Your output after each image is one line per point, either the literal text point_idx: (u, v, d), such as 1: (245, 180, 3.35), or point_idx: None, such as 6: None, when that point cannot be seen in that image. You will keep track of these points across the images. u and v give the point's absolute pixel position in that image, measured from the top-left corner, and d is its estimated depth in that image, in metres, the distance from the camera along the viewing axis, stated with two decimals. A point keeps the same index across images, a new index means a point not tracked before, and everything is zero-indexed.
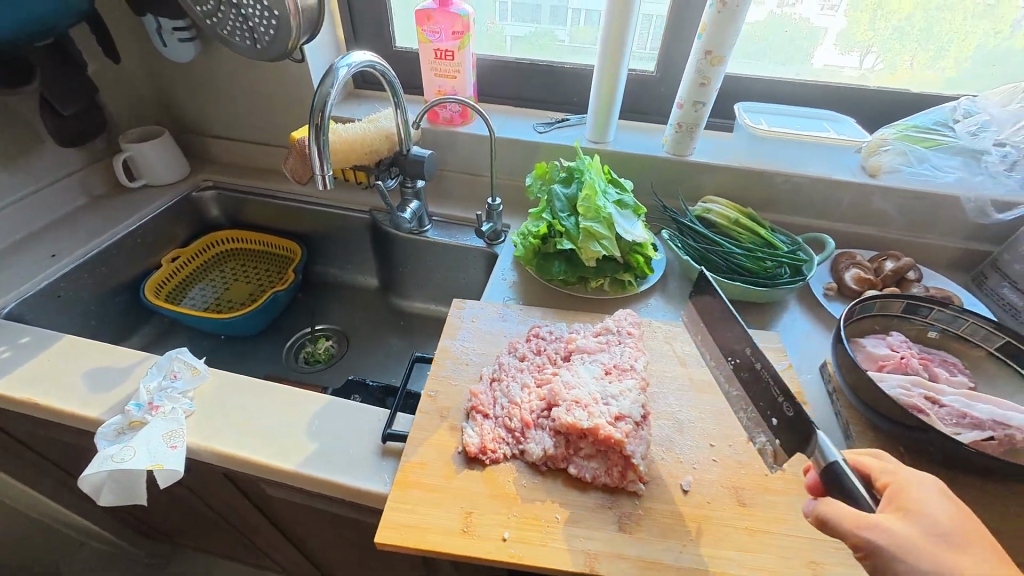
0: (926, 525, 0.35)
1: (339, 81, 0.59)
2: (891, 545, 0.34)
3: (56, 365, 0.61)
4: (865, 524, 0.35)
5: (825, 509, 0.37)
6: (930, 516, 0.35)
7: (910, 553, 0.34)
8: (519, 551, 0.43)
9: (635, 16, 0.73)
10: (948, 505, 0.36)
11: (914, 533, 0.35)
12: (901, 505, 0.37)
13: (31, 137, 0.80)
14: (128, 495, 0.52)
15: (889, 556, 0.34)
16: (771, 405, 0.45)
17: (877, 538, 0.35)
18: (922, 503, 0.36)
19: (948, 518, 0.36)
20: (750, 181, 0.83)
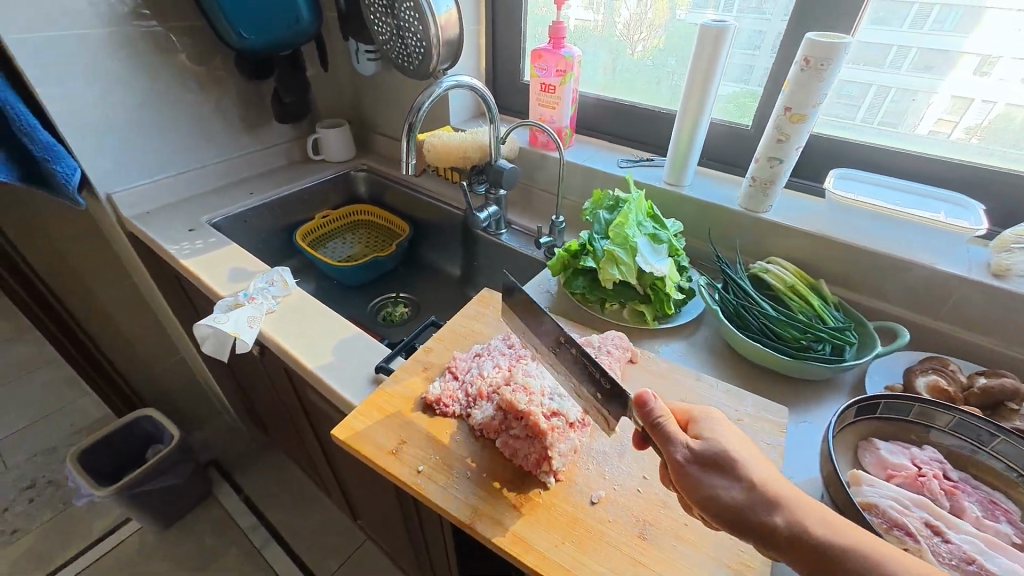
0: (719, 448, 0.42)
1: (437, 91, 0.78)
2: (691, 454, 0.42)
3: (220, 260, 0.89)
4: (676, 432, 0.43)
5: (658, 413, 0.43)
6: (726, 442, 0.42)
7: (702, 464, 0.41)
8: (424, 484, 0.51)
9: (722, 70, 0.76)
10: (734, 432, 0.44)
11: (711, 453, 0.42)
12: (700, 429, 0.44)
13: (265, 114, 1.17)
14: (218, 351, 0.74)
15: (688, 461, 0.42)
16: (590, 377, 0.49)
17: (682, 445, 0.42)
18: (715, 430, 0.44)
19: (736, 443, 0.43)
20: (831, 253, 0.75)
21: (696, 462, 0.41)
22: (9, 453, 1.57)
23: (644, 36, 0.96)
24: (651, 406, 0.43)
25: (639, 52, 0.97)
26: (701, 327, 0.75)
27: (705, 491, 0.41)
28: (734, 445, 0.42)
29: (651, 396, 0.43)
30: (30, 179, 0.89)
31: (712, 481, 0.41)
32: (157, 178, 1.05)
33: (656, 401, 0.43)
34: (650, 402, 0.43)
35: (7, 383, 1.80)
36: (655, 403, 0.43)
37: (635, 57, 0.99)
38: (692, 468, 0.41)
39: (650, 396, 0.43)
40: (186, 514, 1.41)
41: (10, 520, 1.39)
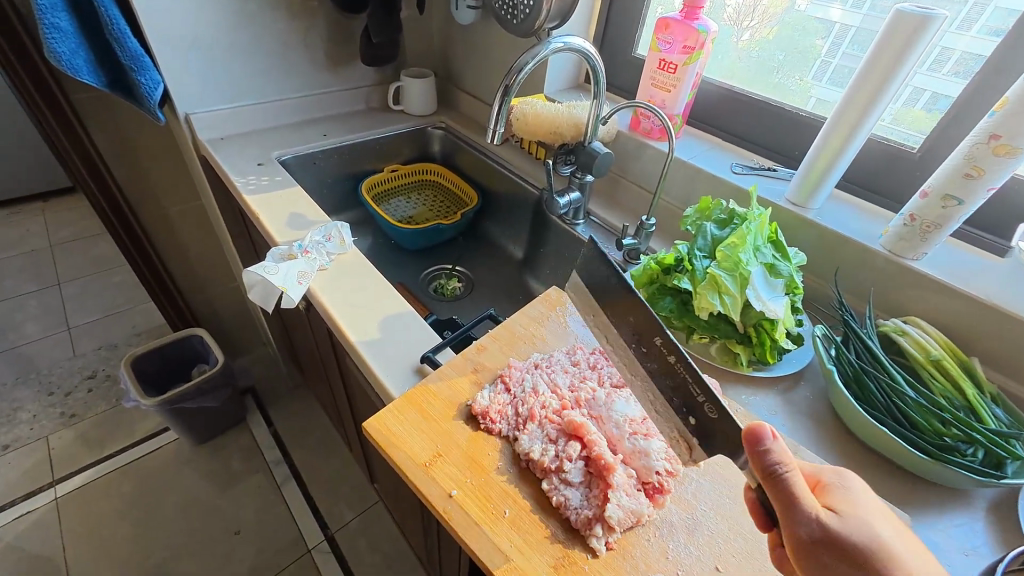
0: (853, 523, 0.37)
1: (543, 53, 0.67)
2: (823, 525, 0.36)
3: (284, 201, 0.85)
4: (807, 496, 0.37)
5: (778, 460, 0.36)
6: (870, 522, 0.37)
7: (832, 541, 0.36)
8: (453, 513, 0.44)
9: (904, 77, 0.60)
10: (879, 507, 0.39)
11: (846, 528, 0.37)
12: (836, 499, 0.39)
13: (352, 53, 1.11)
14: (263, 302, 0.69)
15: (818, 535, 0.36)
16: (686, 403, 0.43)
17: (813, 515, 0.36)
18: (855, 503, 0.38)
19: (863, 517, 0.38)
20: (996, 327, 0.59)
21: (823, 533, 0.36)
22: (78, 341, 1.69)
23: (754, 24, 0.84)
24: (770, 448, 0.36)
25: (744, 41, 0.86)
26: (802, 383, 0.62)
27: (823, 564, 0.36)
28: (885, 531, 0.37)
29: (769, 433, 0.36)
30: (117, 87, 0.89)
31: (837, 559, 0.36)
32: (236, 105, 1.02)
33: (776, 442, 0.36)
34: (768, 442, 0.36)
35: (86, 276, 1.93)
36: (776, 446, 0.36)
37: (740, 47, 0.87)
38: (820, 543, 0.36)
39: (768, 433, 0.36)
40: (220, 435, 1.46)
41: (70, 405, 1.50)
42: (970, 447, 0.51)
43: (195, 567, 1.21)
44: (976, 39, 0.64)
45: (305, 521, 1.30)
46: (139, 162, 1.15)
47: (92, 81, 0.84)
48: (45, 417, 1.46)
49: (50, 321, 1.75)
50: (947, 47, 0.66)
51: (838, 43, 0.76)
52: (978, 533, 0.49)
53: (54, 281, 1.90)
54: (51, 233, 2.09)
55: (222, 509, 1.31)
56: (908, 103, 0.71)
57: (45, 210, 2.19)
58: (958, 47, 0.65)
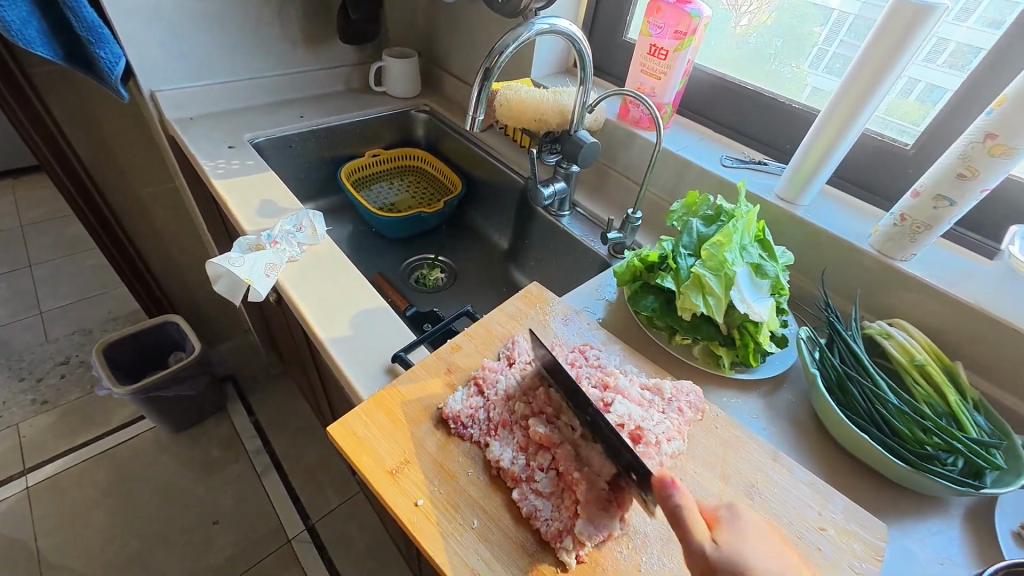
0: (742, 559, 0.34)
1: (526, 35, 0.63)
2: (710, 553, 0.35)
3: (255, 187, 0.81)
4: (697, 527, 0.35)
5: (680, 503, 0.36)
6: (753, 555, 0.35)
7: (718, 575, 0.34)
8: (419, 524, 0.42)
9: (900, 71, 0.58)
10: (771, 546, 0.36)
11: (731, 562, 0.34)
12: (727, 533, 0.36)
13: (330, 30, 1.05)
14: (230, 295, 0.66)
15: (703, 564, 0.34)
16: (628, 461, 0.42)
17: (700, 545, 0.35)
18: (742, 537, 0.36)
19: (764, 556, 0.35)
20: (981, 331, 0.58)
21: (711, 565, 0.34)
22: (50, 326, 1.64)
23: (754, 8, 0.81)
24: (671, 493, 0.36)
25: (743, 26, 0.82)
26: (785, 385, 0.61)
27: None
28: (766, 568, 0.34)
29: (674, 483, 0.36)
30: (75, 61, 0.83)
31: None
32: (206, 83, 0.96)
33: (678, 491, 0.36)
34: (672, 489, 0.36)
35: (58, 258, 1.86)
36: (679, 492, 0.36)
37: (738, 32, 0.83)
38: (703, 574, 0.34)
39: (669, 479, 0.36)
40: (198, 423, 1.43)
41: (42, 392, 1.46)
42: (951, 457, 0.50)
43: (172, 557, 1.19)
44: (972, 30, 0.61)
45: (285, 511, 1.29)
46: (105, 142, 1.10)
47: (46, 55, 0.78)
48: (15, 404, 1.42)
49: (20, 305, 1.69)
50: (944, 37, 0.63)
51: (837, 29, 0.73)
52: (954, 542, 0.49)
53: (25, 263, 1.83)
54: (21, 213, 2.01)
55: (199, 499, 1.29)
56: (901, 94, 0.69)
57: (15, 188, 2.11)
58: (955, 37, 0.63)
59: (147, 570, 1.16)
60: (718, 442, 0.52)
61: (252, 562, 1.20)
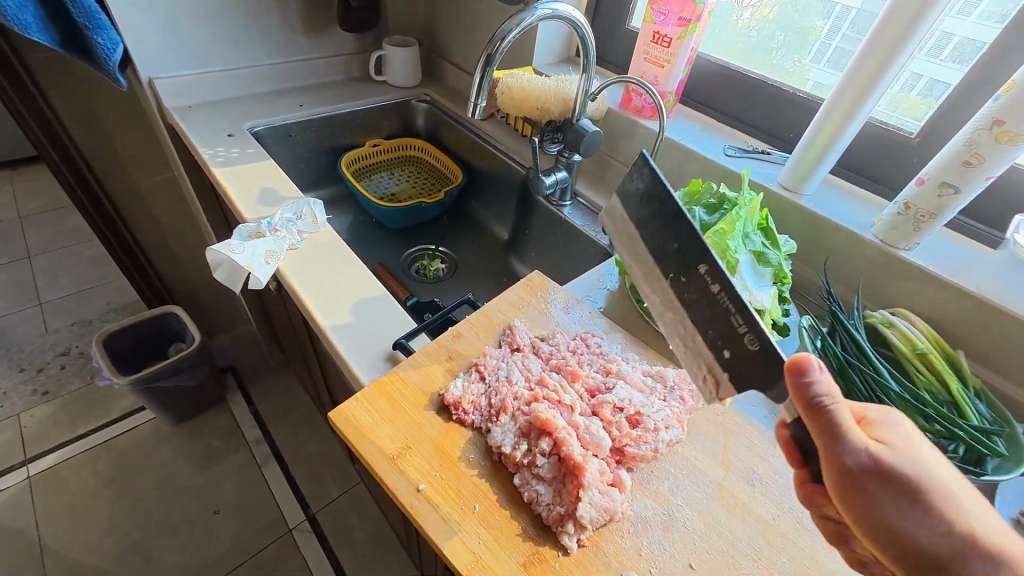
0: (906, 459, 0.32)
1: (529, 20, 0.62)
2: (873, 456, 0.32)
3: (255, 175, 0.81)
4: (855, 428, 0.32)
5: (824, 394, 0.31)
6: (922, 458, 0.33)
7: (885, 475, 0.32)
8: (421, 509, 0.42)
9: (906, 59, 0.57)
10: (929, 444, 0.34)
11: (897, 462, 0.32)
12: (881, 433, 0.34)
13: (329, 17, 1.04)
14: (230, 283, 0.66)
15: (867, 467, 0.32)
16: (723, 335, 0.39)
17: (863, 446, 0.32)
18: (903, 437, 0.33)
19: (922, 461, 0.33)
20: (983, 320, 0.58)
21: (878, 467, 0.32)
22: (49, 317, 1.63)
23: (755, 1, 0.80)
24: (815, 381, 0.31)
25: (745, 20, 0.81)
26: None
27: (876, 501, 0.32)
28: (936, 469, 0.33)
29: (820, 367, 0.31)
30: (72, 48, 0.82)
31: (891, 499, 0.32)
32: (204, 71, 0.95)
33: (823, 375, 0.31)
34: (815, 375, 0.31)
35: (57, 249, 1.86)
36: (823, 378, 0.31)
37: (740, 26, 0.82)
38: (869, 477, 0.32)
39: (814, 363, 0.31)
40: (199, 414, 1.44)
41: (42, 382, 1.46)
42: (951, 444, 0.50)
43: (174, 547, 1.19)
44: (975, 25, 0.61)
45: (286, 501, 1.29)
46: (103, 131, 1.09)
47: (42, 40, 0.77)
48: (16, 395, 1.42)
49: (19, 296, 1.69)
50: (948, 31, 0.63)
51: (839, 23, 0.73)
52: None
53: (23, 254, 1.82)
54: (19, 204, 2.00)
55: (200, 489, 1.30)
56: (903, 90, 0.68)
57: (13, 179, 2.10)
58: (959, 31, 0.62)
59: (148, 559, 1.17)
60: (719, 430, 0.51)
61: (253, 552, 1.20)
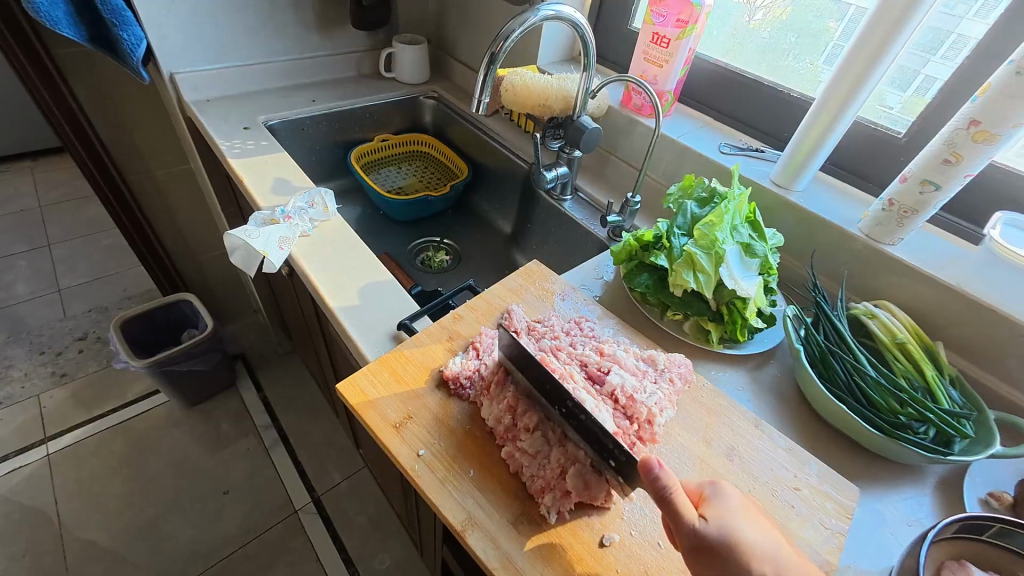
0: (735, 535, 0.36)
1: (531, 21, 0.66)
2: (700, 537, 0.36)
3: (268, 166, 0.85)
4: (686, 512, 0.36)
5: (666, 483, 0.36)
6: (742, 531, 0.37)
7: (713, 555, 0.36)
8: (420, 471, 0.46)
9: (894, 58, 0.59)
10: (754, 519, 0.38)
11: (723, 540, 0.36)
12: (713, 508, 0.38)
13: (342, 16, 1.08)
14: (245, 266, 0.69)
15: (695, 546, 0.36)
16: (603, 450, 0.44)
17: (691, 526, 0.36)
18: (727, 509, 0.38)
19: (752, 531, 0.37)
20: (960, 313, 0.61)
21: (704, 546, 0.36)
22: (68, 303, 1.69)
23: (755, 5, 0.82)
24: (657, 474, 0.36)
25: (756, 21, 0.83)
26: (772, 361, 0.64)
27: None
28: (757, 539, 0.36)
29: (657, 463, 0.36)
30: (99, 43, 0.87)
31: None
32: (223, 66, 1.00)
33: (662, 470, 0.36)
34: (657, 469, 0.36)
35: (76, 238, 1.92)
36: (662, 473, 0.36)
37: (752, 27, 0.84)
38: (700, 556, 0.36)
39: (654, 462, 0.36)
40: (210, 399, 1.48)
41: (60, 365, 1.51)
42: (923, 426, 0.53)
43: (184, 525, 1.24)
44: (976, 27, 0.62)
45: (292, 484, 1.34)
46: (123, 122, 1.13)
47: (72, 36, 0.82)
48: (35, 376, 1.48)
49: (39, 281, 1.75)
50: (950, 33, 0.64)
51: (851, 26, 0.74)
52: (923, 507, 0.52)
53: (43, 242, 1.88)
54: (40, 193, 2.07)
55: (211, 471, 1.34)
56: (907, 91, 0.70)
57: (34, 169, 2.17)
58: (960, 34, 0.64)
59: (161, 534, 1.22)
60: (702, 410, 0.54)
61: (261, 531, 1.25)
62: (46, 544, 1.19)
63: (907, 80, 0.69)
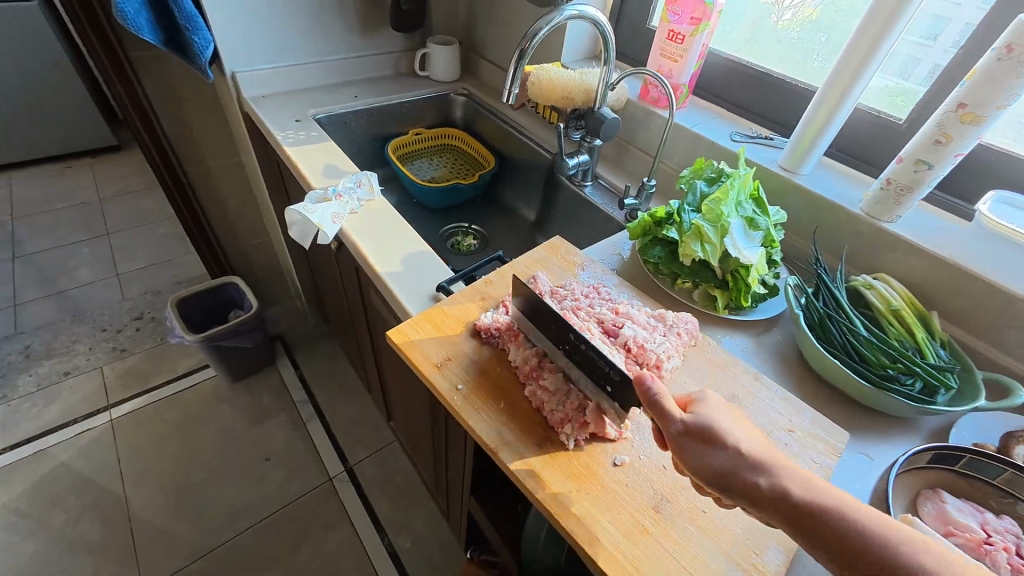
0: (711, 420, 0.42)
1: (556, 20, 0.73)
2: (682, 421, 0.42)
3: (318, 154, 0.94)
4: (673, 406, 0.43)
5: (657, 392, 0.43)
6: (718, 418, 0.43)
7: (695, 434, 0.42)
8: (459, 401, 0.54)
9: (891, 47, 0.65)
10: (730, 412, 0.44)
11: (703, 424, 0.42)
12: (694, 405, 0.44)
13: (382, 20, 1.18)
14: (301, 238, 0.79)
15: (679, 429, 0.42)
16: None
17: (676, 417, 0.42)
18: (711, 407, 0.44)
19: (730, 422, 0.42)
20: (954, 284, 0.66)
21: (690, 429, 0.42)
22: (125, 286, 1.85)
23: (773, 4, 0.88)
24: (650, 385, 0.43)
25: (781, 19, 0.87)
26: (775, 328, 0.70)
27: (695, 456, 0.41)
28: (730, 426, 0.42)
29: (650, 376, 0.43)
30: (172, 46, 0.99)
31: (704, 449, 0.41)
32: (277, 67, 1.10)
33: (654, 381, 0.43)
34: (646, 379, 0.43)
35: (132, 228, 2.08)
36: (653, 382, 0.43)
37: (779, 27, 0.88)
38: (683, 436, 0.42)
39: (646, 375, 0.43)
40: (252, 375, 1.60)
41: (120, 341, 1.66)
42: (911, 380, 0.58)
43: (230, 486, 1.36)
44: (969, 19, 0.67)
45: (326, 453, 1.44)
46: (186, 118, 1.26)
47: (151, 40, 0.94)
48: (98, 350, 1.63)
49: (100, 266, 1.91)
50: (946, 25, 0.69)
51: None
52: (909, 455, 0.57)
53: (103, 231, 2.05)
54: (100, 187, 2.25)
55: (254, 439, 1.46)
56: (906, 81, 0.75)
57: (94, 165, 2.36)
58: (955, 26, 0.68)
59: (209, 494, 1.34)
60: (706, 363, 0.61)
61: (299, 495, 1.35)
62: (109, 497, 1.31)
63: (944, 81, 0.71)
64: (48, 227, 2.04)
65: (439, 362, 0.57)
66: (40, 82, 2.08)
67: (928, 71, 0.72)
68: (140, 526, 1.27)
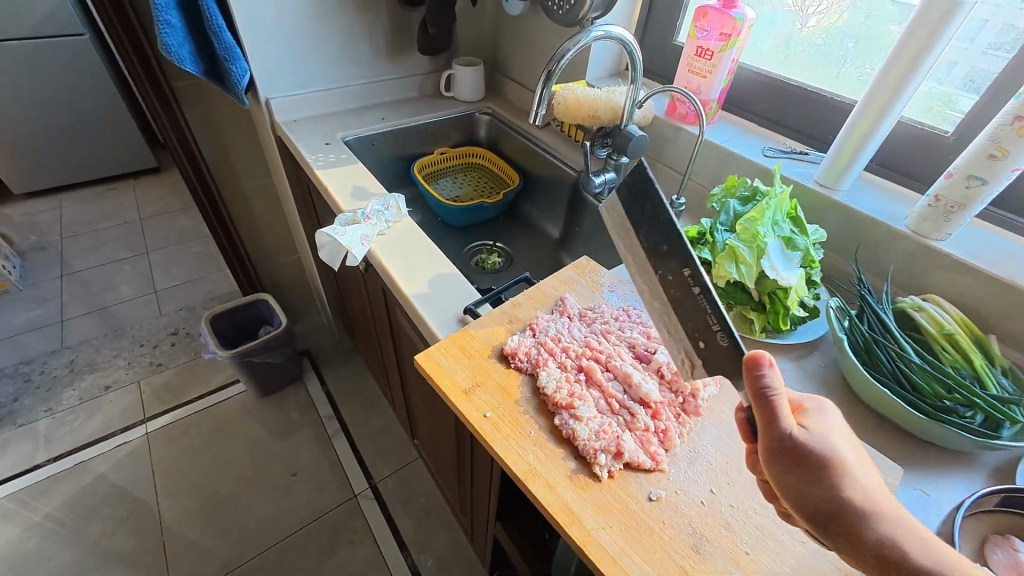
0: (826, 441, 0.40)
1: (583, 41, 0.73)
2: (795, 437, 0.39)
3: (347, 176, 0.96)
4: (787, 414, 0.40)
5: (770, 386, 0.39)
6: (837, 442, 0.40)
7: (804, 454, 0.39)
8: (488, 428, 0.53)
9: (939, 56, 0.62)
10: (848, 438, 0.42)
11: (816, 443, 0.40)
12: (810, 420, 0.42)
13: (408, 44, 1.21)
14: (330, 259, 0.79)
15: (792, 444, 0.39)
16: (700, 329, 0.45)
17: (789, 427, 0.39)
18: (826, 424, 0.42)
19: (845, 447, 0.41)
20: (1012, 306, 0.62)
21: (800, 447, 0.39)
22: (162, 302, 1.92)
23: (822, 9, 0.85)
24: (765, 374, 0.39)
25: (809, 27, 0.86)
26: (816, 352, 0.67)
27: (796, 479, 0.40)
28: (847, 451, 0.40)
29: (767, 362, 0.39)
30: (211, 76, 1.03)
31: (807, 474, 0.39)
32: (308, 92, 1.14)
33: (771, 371, 0.39)
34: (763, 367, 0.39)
35: (169, 246, 2.17)
36: (770, 372, 0.39)
37: (804, 34, 0.87)
38: (793, 454, 0.39)
39: (766, 360, 0.39)
40: (280, 390, 1.63)
41: (157, 356, 1.72)
42: (970, 411, 0.54)
43: (258, 500, 1.37)
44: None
45: (351, 469, 1.44)
46: (222, 142, 1.31)
47: (193, 70, 0.98)
48: (137, 365, 1.69)
49: (140, 283, 1.99)
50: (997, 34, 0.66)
51: None
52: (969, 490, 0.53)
53: (143, 250, 2.15)
54: (140, 207, 2.36)
55: (281, 454, 1.48)
56: (953, 93, 0.72)
57: (135, 187, 2.48)
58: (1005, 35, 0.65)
59: (238, 507, 1.36)
60: None
61: (324, 510, 1.36)
62: (144, 509, 1.34)
63: (963, 88, 0.70)
64: (93, 246, 2.15)
65: (468, 390, 0.56)
66: (89, 109, 2.21)
67: (954, 75, 0.71)
68: (171, 538, 1.29)
